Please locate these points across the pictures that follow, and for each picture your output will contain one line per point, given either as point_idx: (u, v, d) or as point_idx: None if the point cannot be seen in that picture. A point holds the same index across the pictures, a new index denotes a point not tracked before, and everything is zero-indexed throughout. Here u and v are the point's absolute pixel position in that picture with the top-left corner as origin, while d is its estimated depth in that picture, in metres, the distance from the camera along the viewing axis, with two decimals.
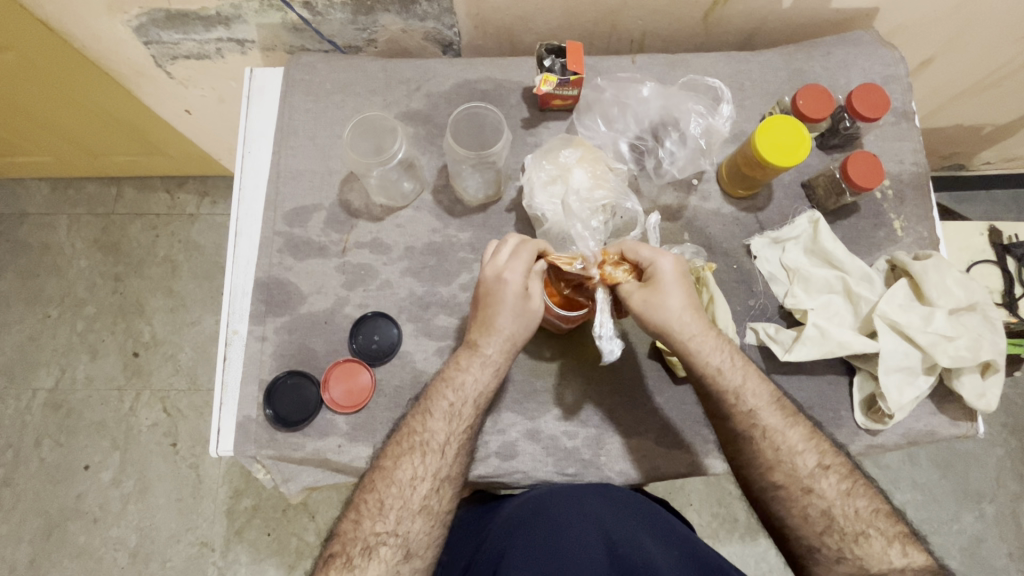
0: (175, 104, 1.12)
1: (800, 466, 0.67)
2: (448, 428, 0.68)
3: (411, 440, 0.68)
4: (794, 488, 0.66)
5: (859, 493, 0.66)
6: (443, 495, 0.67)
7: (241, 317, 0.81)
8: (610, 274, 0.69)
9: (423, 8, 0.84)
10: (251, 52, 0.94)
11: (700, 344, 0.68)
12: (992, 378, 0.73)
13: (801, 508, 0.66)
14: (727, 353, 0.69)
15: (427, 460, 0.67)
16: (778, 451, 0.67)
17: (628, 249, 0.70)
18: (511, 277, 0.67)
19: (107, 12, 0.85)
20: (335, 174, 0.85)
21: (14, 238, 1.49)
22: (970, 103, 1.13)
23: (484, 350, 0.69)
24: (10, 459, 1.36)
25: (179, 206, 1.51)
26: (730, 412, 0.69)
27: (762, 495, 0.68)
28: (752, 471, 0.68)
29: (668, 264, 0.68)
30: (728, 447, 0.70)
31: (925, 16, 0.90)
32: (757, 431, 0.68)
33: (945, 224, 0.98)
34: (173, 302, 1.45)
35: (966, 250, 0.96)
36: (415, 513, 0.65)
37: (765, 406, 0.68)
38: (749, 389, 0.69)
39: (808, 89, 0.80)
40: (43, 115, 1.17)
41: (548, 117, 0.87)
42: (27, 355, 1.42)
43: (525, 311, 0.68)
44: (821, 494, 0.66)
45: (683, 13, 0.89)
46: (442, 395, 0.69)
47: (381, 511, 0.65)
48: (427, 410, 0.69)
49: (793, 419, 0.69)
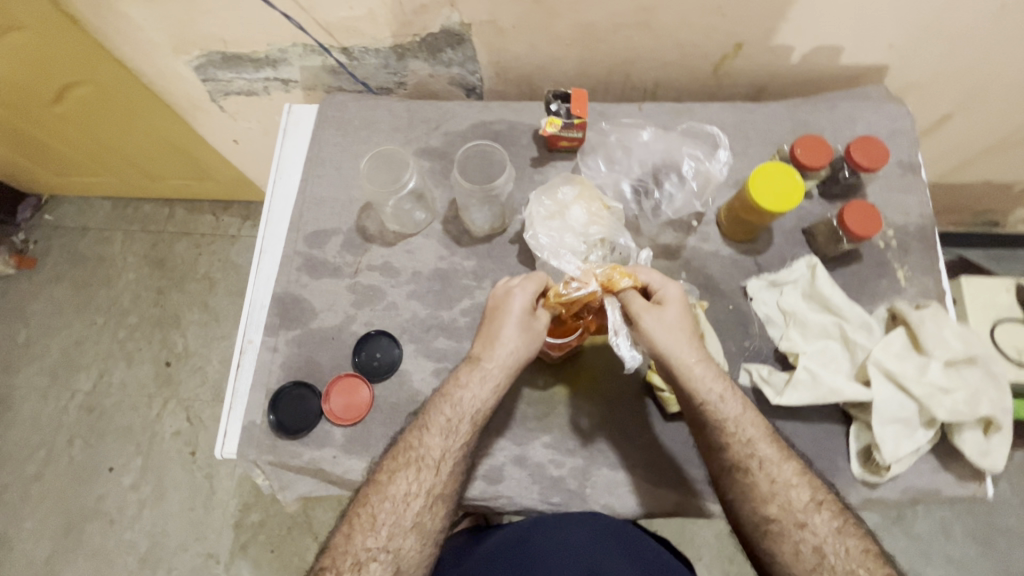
0: (224, 135, 1.24)
1: (795, 500, 0.66)
2: (444, 445, 0.70)
3: (408, 455, 0.70)
4: (787, 523, 0.65)
5: (849, 532, 0.65)
6: (436, 513, 0.69)
7: (257, 328, 0.87)
8: (622, 285, 0.70)
9: (449, 56, 0.94)
10: (294, 90, 1.05)
11: (699, 370, 0.69)
12: (996, 437, 0.71)
13: (793, 544, 0.64)
14: (727, 385, 0.70)
15: (421, 475, 0.69)
16: (773, 483, 0.66)
17: (641, 271, 0.73)
18: (519, 294, 0.72)
19: (172, 52, 0.97)
20: (354, 202, 0.91)
21: (74, 249, 1.63)
22: (991, 160, 1.14)
23: (485, 364, 0.72)
24: (43, 456, 1.45)
25: (222, 227, 1.63)
26: (727, 441, 0.68)
27: (754, 529, 0.67)
28: (745, 503, 0.67)
29: (675, 292, 0.71)
30: (722, 480, 0.69)
31: (936, 73, 0.93)
32: (754, 462, 0.67)
33: (970, 281, 1.01)
34: (207, 317, 1.55)
35: (991, 308, 0.99)
36: (408, 529, 0.67)
37: (762, 437, 0.69)
38: (734, 423, 0.69)
39: (806, 139, 0.82)
40: (112, 141, 1.31)
41: (555, 157, 0.92)
42: (71, 358, 1.53)
43: (530, 329, 0.72)
44: (813, 530, 0.65)
45: (693, 65, 0.94)
46: (441, 410, 0.71)
47: (373, 526, 0.67)
48: (425, 425, 0.71)
49: (786, 453, 0.69)
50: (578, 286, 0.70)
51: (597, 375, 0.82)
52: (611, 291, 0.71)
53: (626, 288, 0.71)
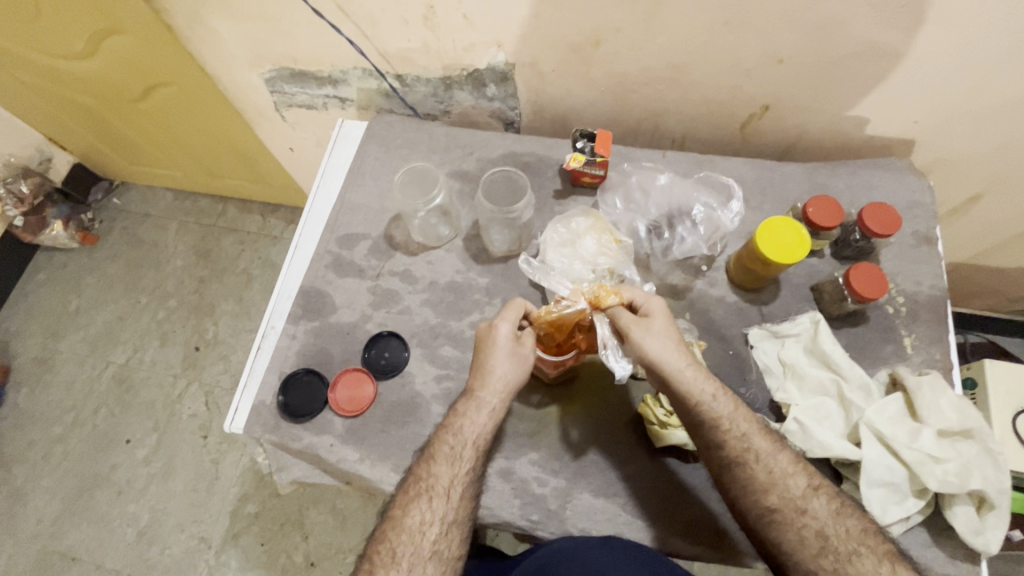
0: (282, 143, 1.35)
1: (793, 487, 0.68)
2: (451, 471, 0.72)
3: (418, 486, 0.72)
4: (788, 511, 0.67)
5: (847, 513, 0.67)
6: (452, 538, 0.71)
7: (281, 316, 0.93)
8: (609, 302, 0.75)
9: (491, 91, 1.02)
10: (349, 108, 1.15)
11: (691, 373, 0.71)
12: (991, 517, 0.69)
13: (796, 531, 0.66)
14: (717, 387, 0.72)
15: (434, 504, 0.71)
16: (771, 473, 0.68)
17: (624, 288, 0.77)
18: (502, 325, 0.75)
19: (248, 65, 1.09)
20: (385, 212, 0.98)
21: (133, 232, 1.78)
22: (1022, 246, 1.12)
23: (479, 394, 0.75)
24: (70, 420, 1.54)
25: (268, 228, 1.75)
26: (724, 438, 0.70)
27: (757, 520, 0.68)
28: (747, 497, 0.69)
29: (658, 305, 0.74)
30: (723, 477, 0.71)
31: (962, 152, 0.94)
32: (751, 455, 0.69)
33: (996, 364, 1.00)
34: (239, 309, 1.65)
35: (1015, 395, 0.98)
36: (427, 558, 0.69)
37: (755, 431, 0.71)
38: (728, 419, 0.70)
39: (819, 200, 0.84)
40: (183, 138, 1.45)
41: (577, 191, 0.97)
42: (112, 330, 1.65)
43: (517, 353, 0.75)
44: (813, 515, 0.66)
45: (720, 121, 0.99)
46: (443, 441, 0.74)
47: (394, 560, 0.69)
48: (430, 457, 0.74)
49: (779, 444, 0.71)
50: (568, 304, 0.75)
51: (590, 402, 0.84)
52: (598, 308, 0.75)
53: (613, 304, 0.75)
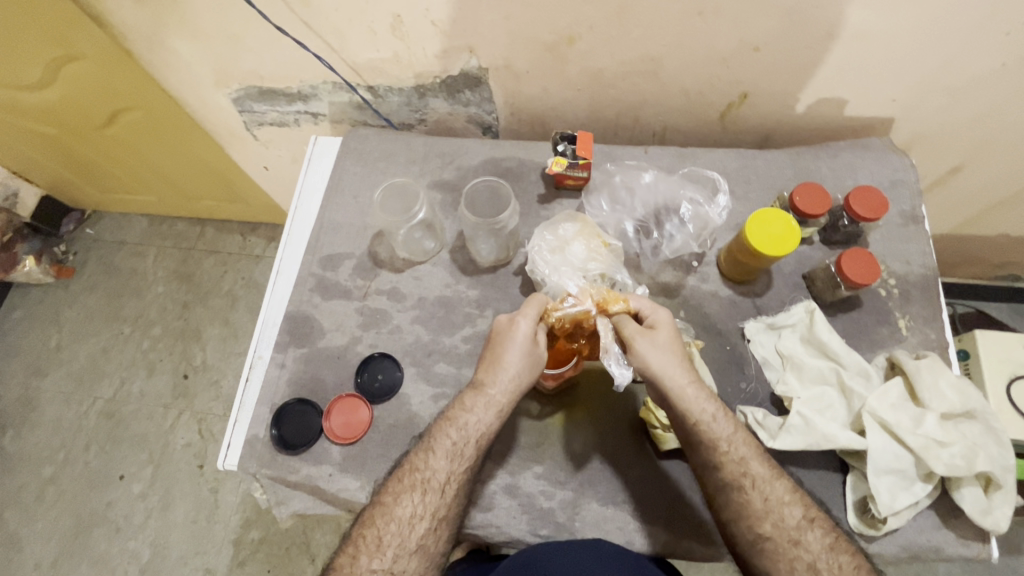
0: (256, 161, 1.32)
1: (788, 517, 0.67)
2: (450, 468, 0.71)
3: (413, 477, 0.72)
4: (781, 541, 0.66)
5: (841, 549, 0.66)
6: (440, 535, 0.71)
7: (268, 345, 0.91)
8: (616, 309, 0.73)
9: (466, 96, 1.00)
10: (322, 123, 1.12)
11: (692, 391, 0.70)
12: (997, 496, 0.69)
13: (787, 561, 0.66)
14: (718, 406, 0.71)
15: (427, 497, 0.71)
16: (766, 501, 0.68)
17: (632, 297, 0.75)
18: (522, 321, 0.73)
19: (214, 85, 1.05)
20: (367, 229, 0.96)
21: (109, 261, 1.73)
22: (1004, 214, 1.13)
23: (489, 390, 0.73)
24: (60, 459, 1.50)
25: (248, 247, 1.71)
26: (721, 460, 0.69)
27: (750, 548, 0.68)
28: (740, 523, 0.68)
29: (665, 317, 0.73)
30: (717, 499, 0.70)
31: (940, 128, 0.95)
32: (747, 480, 0.68)
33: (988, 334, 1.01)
34: (226, 332, 1.61)
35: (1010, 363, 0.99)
36: (412, 551, 0.69)
37: (754, 457, 0.70)
38: (727, 441, 0.70)
39: (805, 188, 0.84)
40: (154, 162, 1.41)
41: (562, 194, 0.95)
42: (96, 364, 1.60)
43: (532, 353, 0.73)
44: (807, 547, 0.66)
45: (700, 112, 0.98)
46: (445, 434, 0.73)
47: (379, 548, 0.69)
48: (430, 448, 0.73)
49: (779, 472, 0.70)
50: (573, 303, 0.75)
51: (591, 409, 0.83)
52: (604, 311, 0.74)
53: (618, 312, 0.74)
